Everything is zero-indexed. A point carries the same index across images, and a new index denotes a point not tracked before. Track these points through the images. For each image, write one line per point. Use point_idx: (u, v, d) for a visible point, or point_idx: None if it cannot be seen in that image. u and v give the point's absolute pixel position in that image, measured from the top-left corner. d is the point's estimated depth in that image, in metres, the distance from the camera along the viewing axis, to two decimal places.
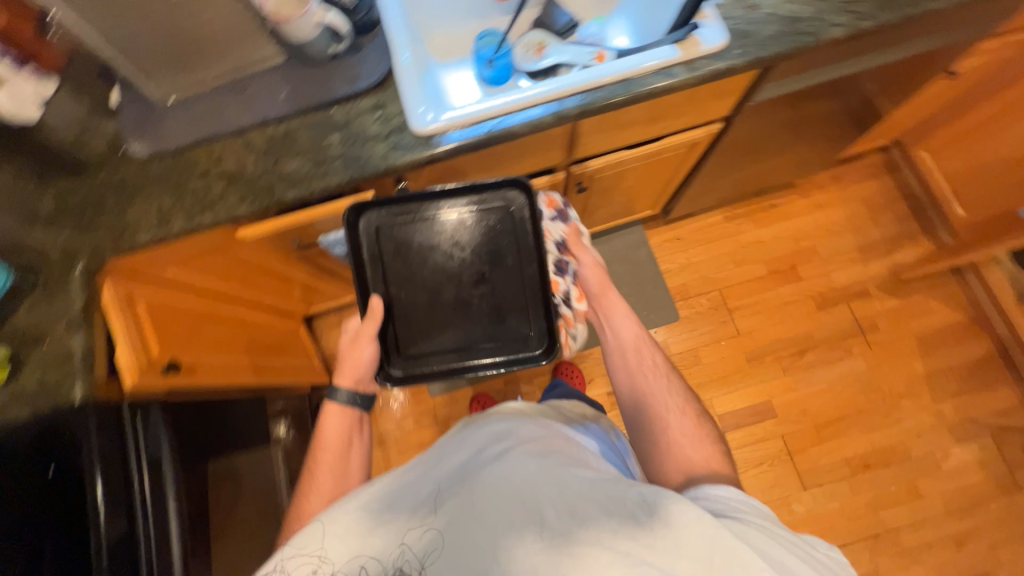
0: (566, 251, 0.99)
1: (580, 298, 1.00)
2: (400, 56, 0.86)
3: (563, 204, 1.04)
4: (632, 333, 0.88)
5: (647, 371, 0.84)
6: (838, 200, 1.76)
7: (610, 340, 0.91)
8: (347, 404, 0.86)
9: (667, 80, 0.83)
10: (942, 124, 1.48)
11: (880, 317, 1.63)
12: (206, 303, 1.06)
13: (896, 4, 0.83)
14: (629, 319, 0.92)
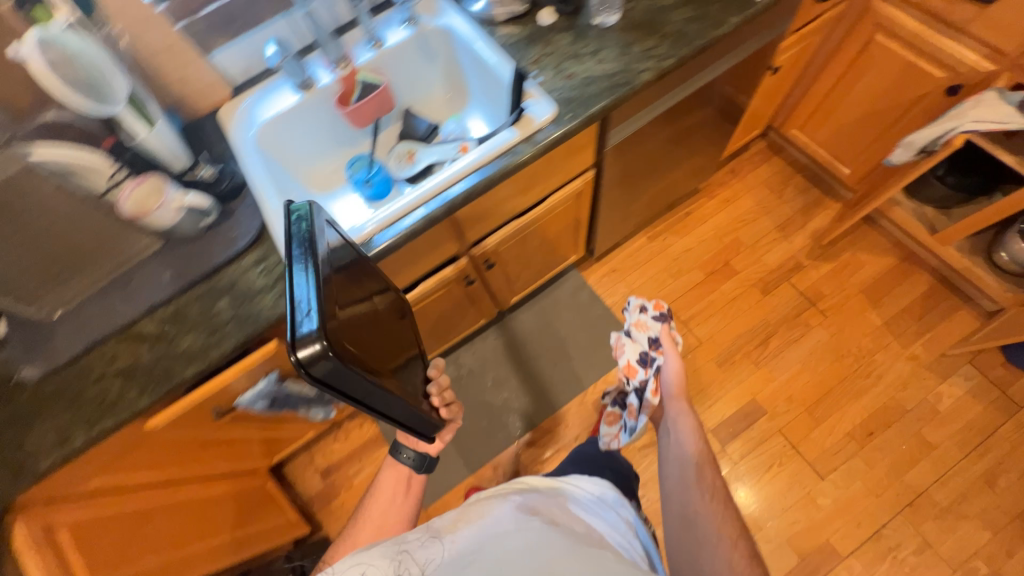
0: (656, 347, 1.18)
1: (654, 394, 1.13)
2: (271, 210, 0.91)
3: (666, 312, 1.22)
4: (692, 446, 0.95)
5: (700, 482, 0.88)
6: (742, 191, 1.86)
7: (672, 441, 0.99)
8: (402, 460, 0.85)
9: (515, 158, 0.89)
10: (797, 104, 1.63)
11: (822, 284, 1.68)
12: (148, 501, 0.98)
13: (687, 39, 0.94)
14: (694, 429, 1.00)
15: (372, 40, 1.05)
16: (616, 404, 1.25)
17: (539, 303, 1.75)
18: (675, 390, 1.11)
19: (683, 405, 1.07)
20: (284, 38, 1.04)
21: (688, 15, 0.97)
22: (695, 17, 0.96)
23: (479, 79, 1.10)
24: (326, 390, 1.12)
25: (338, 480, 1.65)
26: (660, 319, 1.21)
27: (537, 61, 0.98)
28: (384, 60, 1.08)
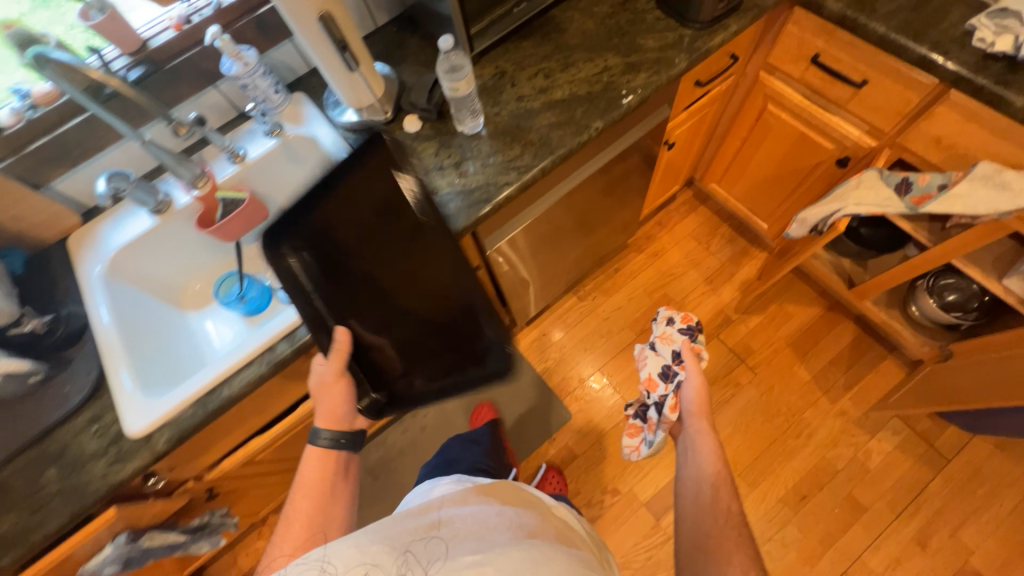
0: (678, 361, 1.07)
1: (671, 410, 1.05)
2: (110, 358, 0.84)
3: (696, 325, 1.12)
4: (711, 465, 0.93)
5: (718, 507, 0.87)
6: (670, 243, 1.85)
7: (691, 458, 0.96)
8: (329, 446, 0.84)
9: None
10: (710, 161, 1.62)
11: (751, 339, 1.65)
12: None
13: (549, 148, 0.91)
14: (713, 449, 0.95)
15: (231, 154, 0.99)
16: (637, 417, 1.12)
17: None
18: (695, 405, 1.01)
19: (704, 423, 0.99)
20: (135, 157, 0.98)
21: (552, 120, 0.94)
22: (558, 122, 0.93)
23: None
24: (207, 523, 1.06)
25: None
26: (686, 332, 1.10)
27: None
28: (249, 172, 1.02)
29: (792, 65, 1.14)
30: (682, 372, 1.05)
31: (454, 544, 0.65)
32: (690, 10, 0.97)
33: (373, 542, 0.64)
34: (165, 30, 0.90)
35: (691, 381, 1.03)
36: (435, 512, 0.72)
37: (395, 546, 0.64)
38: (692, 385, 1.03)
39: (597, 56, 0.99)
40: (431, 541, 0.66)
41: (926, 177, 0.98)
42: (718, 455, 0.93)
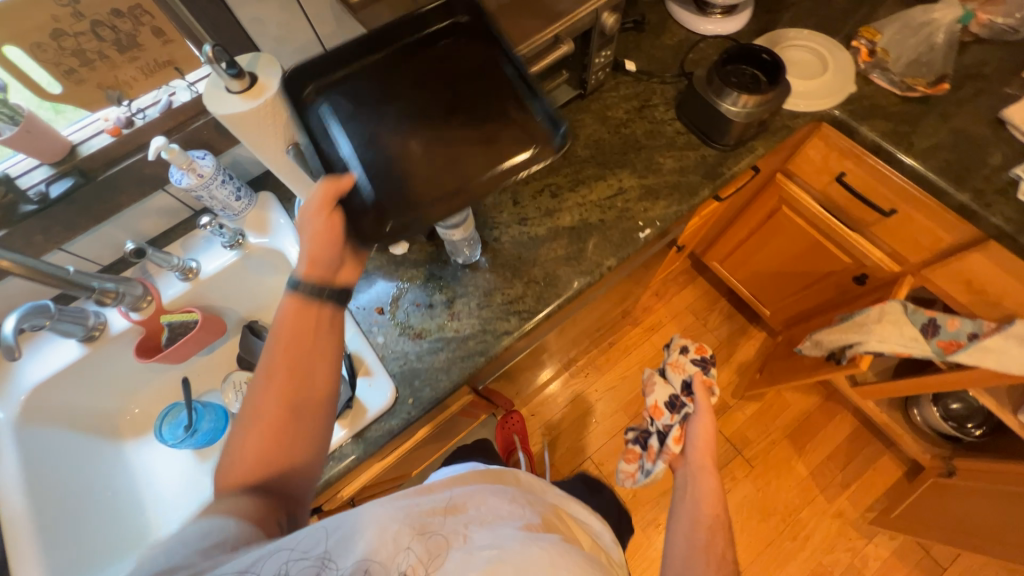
0: (690, 394, 0.94)
1: (677, 443, 0.90)
2: (12, 545, 0.69)
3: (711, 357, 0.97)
4: (708, 510, 0.79)
5: (709, 551, 0.72)
6: (668, 317, 1.76)
7: (687, 503, 0.82)
8: (308, 298, 0.63)
9: (338, 467, 0.71)
10: (715, 242, 1.53)
11: (748, 428, 1.59)
12: None
13: (556, 288, 0.80)
14: (714, 493, 0.82)
15: (182, 271, 0.84)
16: (637, 443, 1.00)
17: None
18: (701, 434, 0.89)
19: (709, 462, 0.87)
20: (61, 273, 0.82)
21: (559, 252, 0.83)
22: (566, 255, 0.82)
23: None
24: None
25: None
26: (701, 364, 0.96)
27: (382, 311, 0.80)
28: (203, 289, 0.87)
29: (814, 176, 1.06)
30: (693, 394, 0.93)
31: (470, 537, 0.50)
32: (715, 131, 0.87)
33: (381, 527, 0.47)
34: (99, 133, 0.74)
35: (702, 402, 0.92)
36: (451, 490, 0.57)
37: (413, 528, 0.48)
38: (700, 418, 0.91)
39: (611, 174, 0.88)
40: (445, 527, 0.50)
41: (955, 322, 0.91)
42: (718, 502, 0.80)
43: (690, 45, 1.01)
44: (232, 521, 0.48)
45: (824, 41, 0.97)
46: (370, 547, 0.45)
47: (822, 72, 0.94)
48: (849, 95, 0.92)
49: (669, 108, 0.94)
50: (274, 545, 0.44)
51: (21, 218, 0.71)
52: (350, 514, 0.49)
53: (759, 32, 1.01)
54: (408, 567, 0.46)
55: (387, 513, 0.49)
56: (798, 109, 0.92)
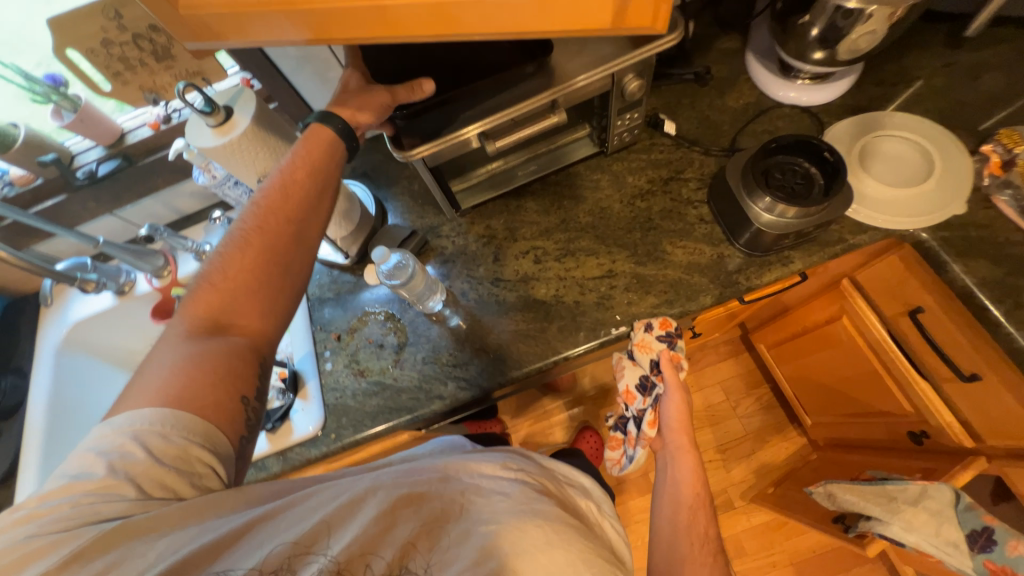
0: (660, 371, 0.72)
1: (653, 425, 0.74)
2: (28, 449, 0.86)
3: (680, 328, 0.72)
4: (691, 486, 0.70)
5: (687, 535, 0.64)
6: (694, 387, 1.57)
7: (664, 483, 0.72)
8: (312, 132, 0.62)
9: (257, 475, 0.76)
10: (765, 325, 1.31)
11: (748, 537, 1.39)
12: None
13: (506, 365, 0.75)
14: (699, 473, 0.71)
15: (196, 252, 0.94)
16: (617, 430, 0.80)
17: None
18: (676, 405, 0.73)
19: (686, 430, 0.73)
20: (112, 231, 0.95)
21: (520, 327, 0.77)
22: (525, 333, 0.76)
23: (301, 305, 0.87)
24: None
25: None
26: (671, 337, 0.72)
27: (338, 338, 0.82)
28: None
29: (885, 300, 0.84)
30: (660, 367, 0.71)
31: (468, 510, 0.48)
32: (739, 229, 0.72)
33: (349, 518, 0.45)
34: (144, 125, 0.84)
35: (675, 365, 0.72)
36: (445, 456, 0.54)
37: (388, 516, 0.45)
38: (675, 399, 0.72)
39: (604, 252, 0.79)
40: (439, 500, 0.48)
41: (1021, 548, 0.68)
42: (704, 479, 0.70)
43: (758, 112, 0.84)
44: (192, 411, 0.49)
45: (941, 138, 0.74)
46: (356, 526, 0.44)
47: (924, 177, 0.72)
48: (952, 217, 0.70)
49: (701, 186, 0.80)
50: (255, 533, 0.44)
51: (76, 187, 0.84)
52: (339, 486, 0.48)
53: (854, 110, 0.80)
54: (401, 548, 0.44)
55: (376, 489, 0.47)
56: (872, 221, 0.72)
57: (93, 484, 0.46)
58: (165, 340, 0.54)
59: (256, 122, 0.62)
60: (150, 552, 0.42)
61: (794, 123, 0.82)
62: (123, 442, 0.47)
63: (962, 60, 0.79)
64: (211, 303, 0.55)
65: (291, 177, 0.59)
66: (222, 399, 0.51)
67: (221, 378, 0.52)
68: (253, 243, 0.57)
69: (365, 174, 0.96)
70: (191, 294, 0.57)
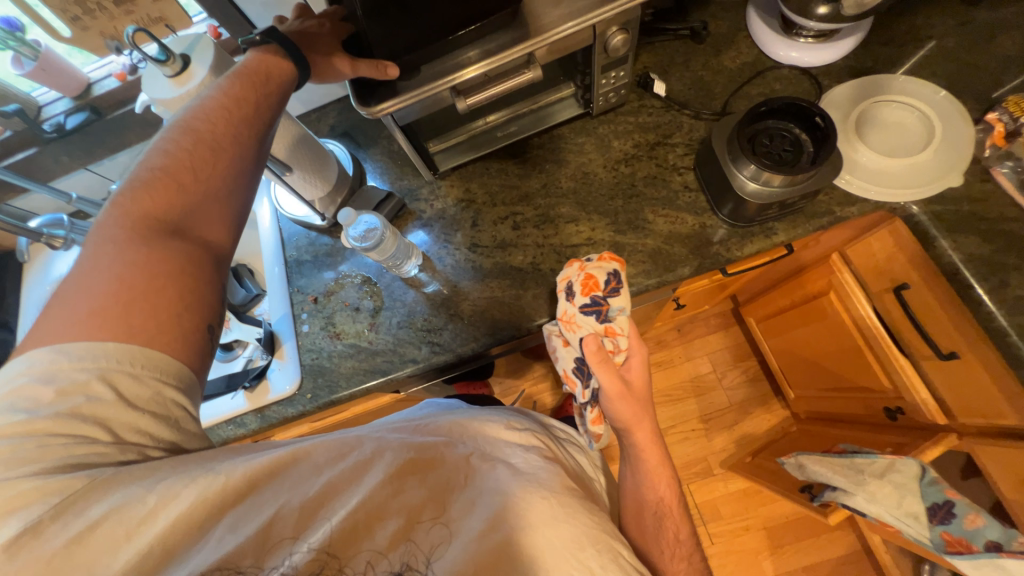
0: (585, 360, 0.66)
1: (598, 421, 0.69)
2: None
3: (606, 295, 0.65)
4: (661, 482, 0.68)
5: (660, 537, 0.65)
6: (681, 359, 1.59)
7: (629, 480, 0.70)
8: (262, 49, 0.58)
9: (236, 431, 0.78)
10: (754, 297, 1.29)
11: (724, 503, 1.44)
12: None
13: (478, 332, 0.75)
14: (661, 470, 0.68)
15: None
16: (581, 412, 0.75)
17: None
18: (621, 405, 0.65)
19: (646, 422, 0.68)
20: (89, 185, 0.94)
21: (495, 293, 0.76)
22: (500, 299, 0.76)
23: (276, 266, 0.86)
24: None
25: None
26: (596, 306, 0.65)
27: (314, 300, 0.82)
28: None
29: (872, 276, 0.82)
30: (592, 367, 0.63)
31: (474, 479, 0.46)
32: (722, 198, 0.70)
33: (348, 480, 0.43)
34: (110, 75, 0.81)
35: (611, 357, 0.65)
36: (449, 417, 0.54)
37: (392, 480, 0.43)
38: (610, 394, 0.64)
39: (584, 218, 0.77)
40: (444, 470, 0.46)
41: (979, 520, 0.69)
42: (666, 477, 0.68)
43: (754, 73, 0.79)
44: (164, 347, 0.45)
45: (944, 105, 0.70)
46: (363, 490, 0.43)
47: (923, 147, 0.69)
48: (946, 190, 0.67)
49: (689, 152, 0.77)
50: (259, 490, 0.42)
51: (45, 140, 0.82)
52: (341, 445, 0.46)
53: (856, 72, 0.75)
54: (401, 518, 0.42)
55: (383, 451, 0.45)
56: (865, 193, 0.68)
57: (53, 426, 0.41)
58: (100, 244, 0.46)
59: (215, 72, 0.60)
60: (145, 501, 0.39)
61: (792, 86, 0.77)
62: (87, 381, 0.42)
63: (978, 19, 0.74)
64: (165, 208, 0.49)
65: (265, 98, 0.56)
66: (186, 331, 0.47)
67: (184, 305, 0.47)
68: (225, 162, 0.52)
69: (343, 132, 0.92)
70: (130, 190, 0.49)
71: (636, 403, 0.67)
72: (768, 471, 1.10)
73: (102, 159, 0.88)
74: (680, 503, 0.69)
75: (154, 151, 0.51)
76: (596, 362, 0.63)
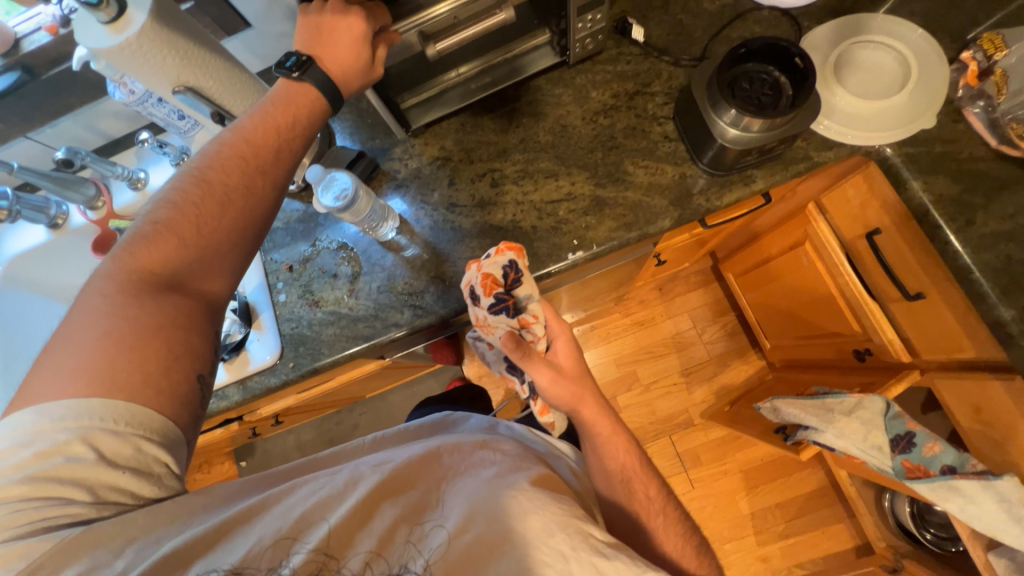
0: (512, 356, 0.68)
1: (544, 410, 0.74)
2: None
3: (506, 290, 0.65)
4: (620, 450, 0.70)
5: (634, 499, 0.67)
6: (663, 316, 1.62)
7: (588, 456, 0.71)
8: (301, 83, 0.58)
9: (218, 405, 0.77)
10: (733, 253, 1.31)
11: (704, 450, 1.51)
12: None
13: (459, 292, 0.74)
14: (616, 437, 0.70)
15: (129, 180, 0.88)
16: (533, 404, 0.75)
17: (407, 393, 1.67)
18: (558, 392, 0.67)
19: (587, 397, 0.69)
20: (33, 155, 0.88)
21: (475, 253, 0.75)
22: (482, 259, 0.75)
23: None
24: None
25: None
26: (501, 300, 0.64)
27: (290, 268, 0.79)
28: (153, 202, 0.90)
29: (846, 222, 0.83)
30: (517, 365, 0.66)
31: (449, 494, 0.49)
32: (702, 147, 0.69)
33: (326, 508, 0.45)
34: (40, 29, 0.74)
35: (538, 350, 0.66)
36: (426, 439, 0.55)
37: (370, 503, 0.46)
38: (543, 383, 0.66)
39: (564, 173, 0.75)
40: (417, 491, 0.48)
41: (937, 447, 0.75)
42: (624, 442, 0.70)
43: (734, 15, 0.76)
44: (143, 400, 0.46)
45: (920, 44, 0.69)
46: (338, 516, 0.45)
47: (899, 88, 0.68)
48: (919, 131, 0.67)
49: (668, 101, 0.75)
50: (235, 532, 0.44)
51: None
52: (323, 480, 0.47)
53: (836, 13, 0.74)
54: (381, 537, 0.45)
55: (357, 478, 0.47)
56: (841, 138, 0.68)
57: (28, 492, 0.42)
58: (86, 299, 0.49)
59: (156, 17, 0.55)
60: (113, 565, 0.41)
61: (771, 28, 0.75)
62: (68, 442, 0.43)
63: None
64: (168, 262, 0.51)
65: (286, 145, 0.57)
66: (178, 381, 0.49)
67: (177, 356, 0.49)
68: (232, 210, 0.54)
69: None
70: (132, 242, 0.52)
71: (570, 381, 0.68)
72: (745, 416, 1.16)
73: (42, 125, 0.82)
74: (642, 460, 0.71)
75: (161, 202, 0.54)
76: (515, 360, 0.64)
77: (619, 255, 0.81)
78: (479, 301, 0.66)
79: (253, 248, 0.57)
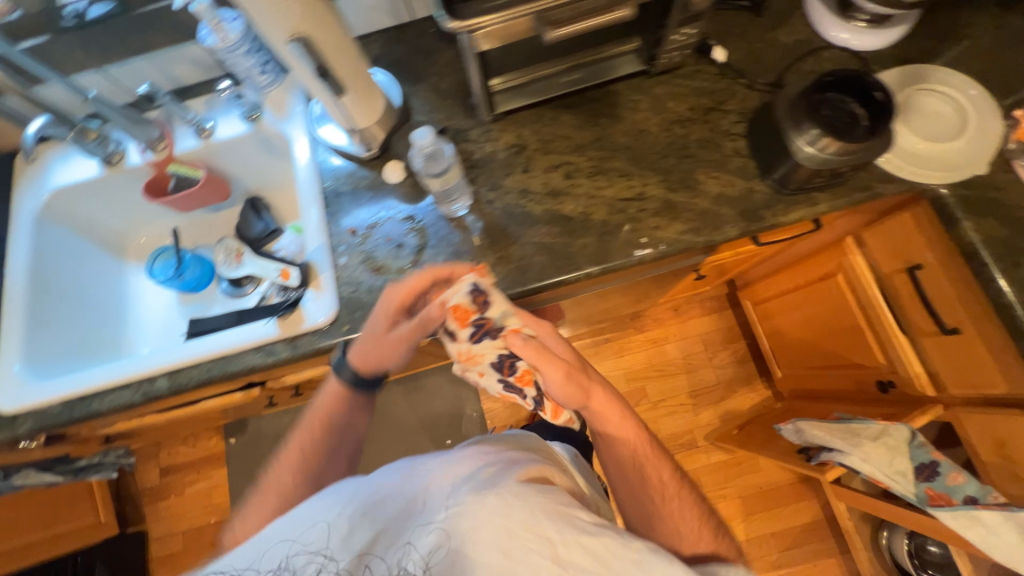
0: (506, 371, 0.63)
1: (557, 413, 0.69)
2: (15, 305, 0.82)
3: (482, 316, 0.62)
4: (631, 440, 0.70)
5: (644, 483, 0.70)
6: (676, 336, 1.65)
7: (602, 445, 0.73)
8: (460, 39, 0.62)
9: (264, 359, 0.75)
10: (756, 280, 1.36)
11: (705, 472, 1.53)
12: None
13: (525, 275, 0.75)
14: (627, 422, 0.70)
15: (196, 127, 0.87)
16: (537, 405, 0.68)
17: None
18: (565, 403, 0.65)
19: (594, 388, 0.67)
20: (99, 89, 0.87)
21: (545, 239, 0.76)
22: (551, 245, 0.76)
23: (311, 196, 0.82)
24: (97, 462, 1.11)
25: (173, 482, 1.67)
26: (478, 324, 0.62)
27: (354, 234, 0.79)
28: (214, 151, 0.90)
29: (885, 257, 0.88)
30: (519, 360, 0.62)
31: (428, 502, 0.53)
32: (775, 165, 0.73)
33: (319, 525, 0.53)
34: None
35: (539, 352, 0.62)
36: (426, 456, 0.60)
37: (358, 519, 0.53)
38: (555, 383, 0.63)
39: (637, 174, 0.78)
40: (397, 502, 0.54)
41: (960, 477, 0.78)
42: (639, 428, 0.71)
43: (806, 51, 0.82)
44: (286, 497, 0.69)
45: (976, 99, 0.76)
46: (322, 528, 0.53)
47: (955, 136, 0.74)
48: (972, 176, 0.73)
49: (741, 120, 0.79)
50: (262, 541, 0.53)
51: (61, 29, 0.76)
52: (323, 501, 0.56)
53: (899, 61, 0.80)
54: (364, 545, 0.51)
55: (343, 500, 0.55)
56: (902, 174, 0.73)
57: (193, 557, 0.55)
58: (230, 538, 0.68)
59: None
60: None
61: (840, 67, 0.81)
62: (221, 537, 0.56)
63: (1012, 25, 0.79)
64: (286, 472, 0.71)
65: (381, 361, 0.70)
66: (295, 477, 0.71)
67: (295, 475, 0.71)
68: (333, 429, 0.74)
69: (388, 64, 0.89)
70: (250, 504, 0.71)
71: (576, 374, 0.65)
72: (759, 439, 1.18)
73: (120, 60, 0.81)
74: (649, 439, 0.72)
75: (290, 450, 0.73)
76: (524, 358, 0.62)
77: (676, 259, 0.84)
78: (453, 334, 0.63)
79: (350, 432, 0.76)
